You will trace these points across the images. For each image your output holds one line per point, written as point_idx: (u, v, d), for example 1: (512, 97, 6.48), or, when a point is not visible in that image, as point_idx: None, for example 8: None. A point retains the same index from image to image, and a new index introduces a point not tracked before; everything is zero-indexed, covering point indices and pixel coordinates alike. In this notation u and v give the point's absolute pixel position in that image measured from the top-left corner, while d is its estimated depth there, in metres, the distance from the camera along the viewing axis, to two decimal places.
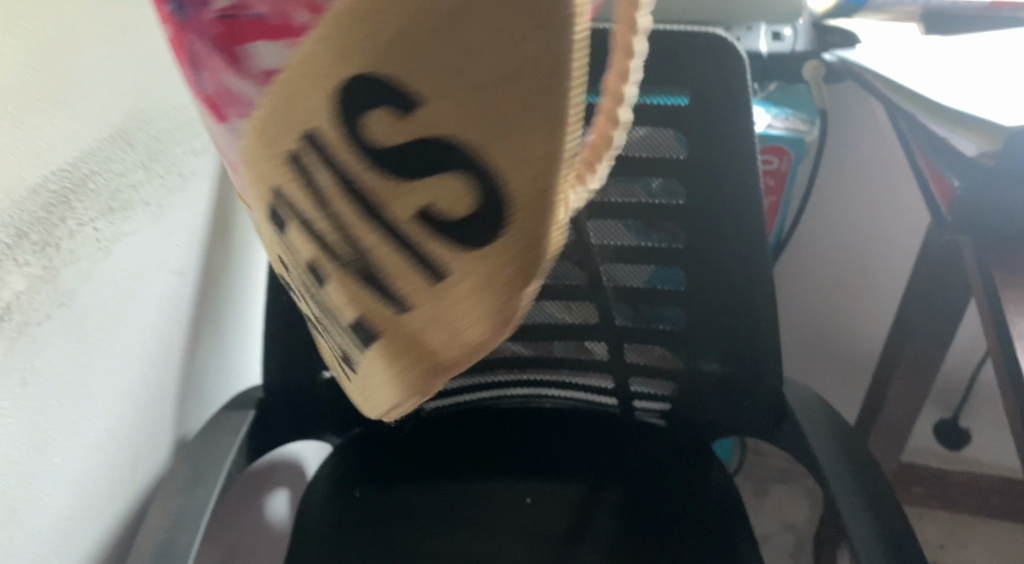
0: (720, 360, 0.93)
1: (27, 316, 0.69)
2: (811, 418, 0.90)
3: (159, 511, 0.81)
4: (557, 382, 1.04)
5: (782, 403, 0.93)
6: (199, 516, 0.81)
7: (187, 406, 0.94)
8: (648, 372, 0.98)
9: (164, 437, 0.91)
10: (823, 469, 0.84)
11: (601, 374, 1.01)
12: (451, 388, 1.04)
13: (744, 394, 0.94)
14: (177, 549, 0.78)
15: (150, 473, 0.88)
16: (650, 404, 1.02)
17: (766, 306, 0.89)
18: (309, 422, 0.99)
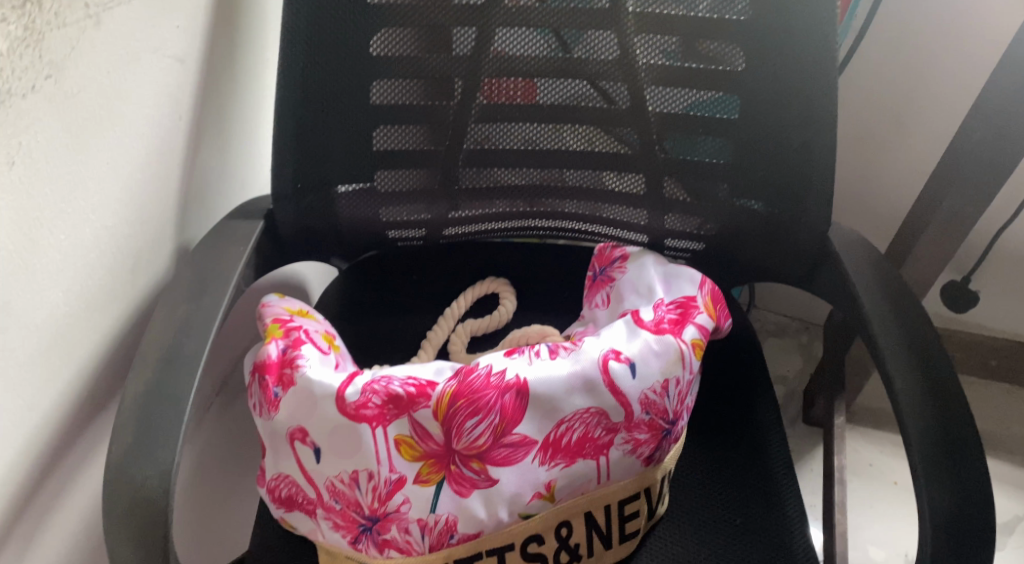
0: (765, 194, 0.86)
1: (10, 85, 0.65)
2: (855, 257, 0.84)
3: (163, 321, 0.76)
4: (586, 217, 0.94)
5: (824, 240, 0.86)
6: (206, 327, 0.75)
7: (191, 213, 0.87)
8: (688, 209, 0.89)
9: (166, 244, 0.84)
10: (865, 311, 0.79)
11: (635, 207, 0.91)
12: (472, 218, 0.95)
13: (787, 236, 0.87)
14: (184, 360, 0.73)
15: (151, 281, 0.82)
16: (684, 244, 0.93)
17: (822, 137, 0.81)
18: (318, 242, 0.92)
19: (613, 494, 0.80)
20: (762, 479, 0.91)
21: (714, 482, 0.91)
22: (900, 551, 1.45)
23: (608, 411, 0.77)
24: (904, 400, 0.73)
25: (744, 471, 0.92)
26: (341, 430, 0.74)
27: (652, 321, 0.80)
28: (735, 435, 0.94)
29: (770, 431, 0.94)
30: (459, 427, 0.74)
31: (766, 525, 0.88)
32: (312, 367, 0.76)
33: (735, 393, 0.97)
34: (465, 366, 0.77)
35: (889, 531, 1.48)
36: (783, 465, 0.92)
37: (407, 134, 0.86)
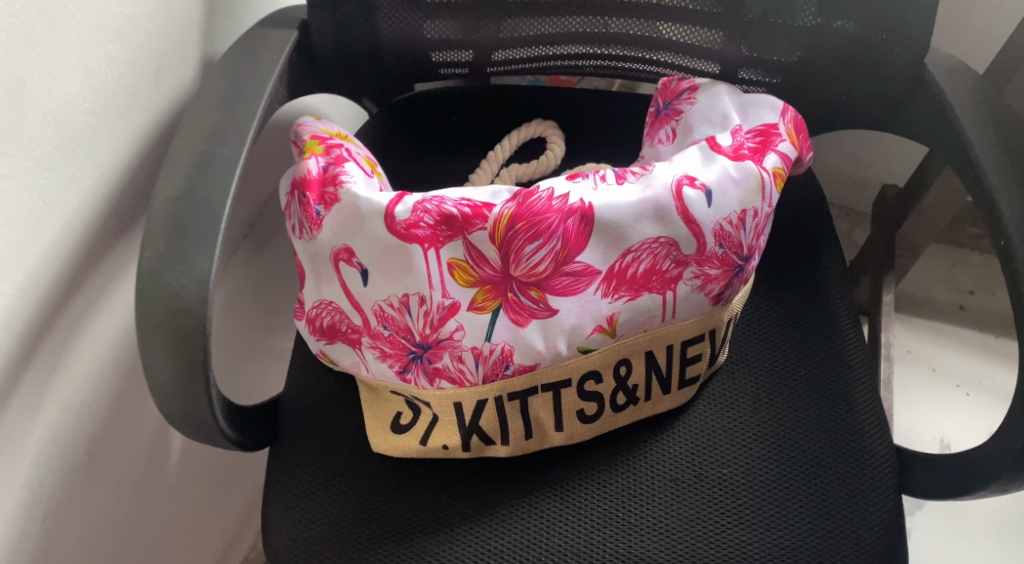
0: (854, 13, 0.78)
1: None
2: (953, 86, 0.78)
3: (193, 124, 0.69)
4: (653, 41, 0.84)
5: (920, 69, 0.80)
6: (243, 132, 0.68)
7: (218, 22, 0.78)
8: (769, 30, 0.80)
9: (191, 52, 0.76)
10: (971, 144, 0.75)
11: (709, 29, 0.81)
12: (524, 39, 0.83)
13: (877, 63, 0.81)
14: (218, 165, 0.67)
15: (175, 92, 0.75)
16: (757, 77, 0.84)
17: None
18: (357, 64, 0.83)
19: (678, 335, 0.74)
20: (825, 331, 0.85)
21: (777, 330, 0.85)
22: (937, 437, 1.41)
23: (679, 243, 0.70)
24: (1015, 234, 0.71)
25: (807, 321, 0.86)
26: (391, 250, 0.68)
27: (730, 148, 0.73)
28: (799, 282, 0.88)
29: (836, 280, 0.88)
30: (518, 253, 0.68)
31: (830, 378, 0.83)
32: (357, 185, 0.69)
33: (800, 242, 0.90)
34: (524, 187, 0.69)
35: (925, 415, 1.44)
36: (847, 315, 0.86)
37: None
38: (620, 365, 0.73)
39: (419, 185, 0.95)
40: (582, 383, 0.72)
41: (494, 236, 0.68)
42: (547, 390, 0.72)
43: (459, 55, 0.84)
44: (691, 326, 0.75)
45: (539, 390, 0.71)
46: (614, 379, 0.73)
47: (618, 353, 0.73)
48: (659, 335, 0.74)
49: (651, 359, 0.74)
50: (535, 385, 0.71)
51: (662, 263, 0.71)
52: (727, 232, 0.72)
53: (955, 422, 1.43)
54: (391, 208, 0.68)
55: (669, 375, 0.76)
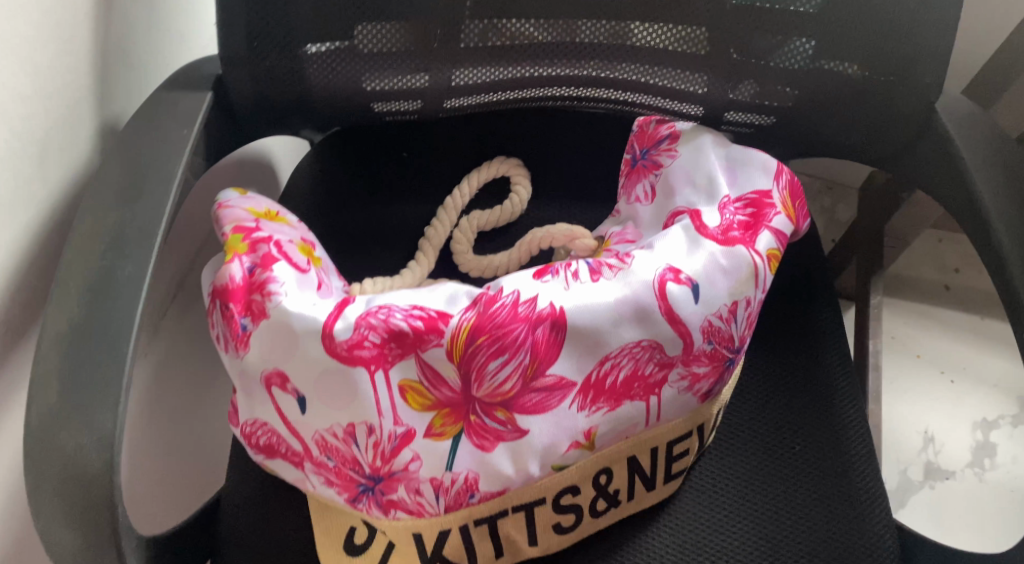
0: (858, 52, 0.68)
1: None
2: (968, 136, 0.68)
3: (86, 228, 0.57)
4: (628, 83, 0.73)
5: (930, 112, 0.70)
6: (148, 238, 0.57)
7: (114, 82, 0.66)
8: (761, 72, 0.70)
9: (81, 124, 0.64)
10: (989, 212, 0.66)
11: (692, 72, 0.71)
12: (478, 87, 0.72)
13: (883, 108, 0.71)
14: (118, 287, 0.56)
15: (64, 174, 0.63)
16: (747, 118, 0.74)
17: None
18: (287, 118, 0.71)
19: (663, 436, 0.66)
20: (817, 391, 0.77)
21: (763, 394, 0.77)
22: (923, 430, 1.21)
23: (664, 345, 0.61)
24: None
25: (797, 382, 0.78)
26: (331, 375, 0.58)
27: (718, 229, 0.64)
28: (786, 336, 0.80)
29: (828, 335, 0.80)
30: (480, 371, 0.58)
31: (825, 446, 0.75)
32: (290, 295, 0.59)
33: (791, 294, 0.82)
34: (484, 290, 0.60)
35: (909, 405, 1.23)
36: (840, 372, 0.78)
37: None
38: (600, 476, 0.65)
39: (368, 234, 0.84)
40: (559, 500, 0.64)
41: (451, 353, 0.58)
42: (520, 513, 0.63)
43: (407, 103, 0.72)
44: (678, 424, 0.66)
45: (510, 514, 0.62)
46: (593, 491, 0.65)
47: (598, 463, 0.64)
48: (642, 438, 0.65)
49: (634, 465, 0.66)
50: (506, 510, 0.62)
51: (645, 367, 0.62)
52: (718, 327, 0.63)
53: (943, 411, 1.22)
54: (328, 325, 0.58)
55: (653, 478, 0.67)
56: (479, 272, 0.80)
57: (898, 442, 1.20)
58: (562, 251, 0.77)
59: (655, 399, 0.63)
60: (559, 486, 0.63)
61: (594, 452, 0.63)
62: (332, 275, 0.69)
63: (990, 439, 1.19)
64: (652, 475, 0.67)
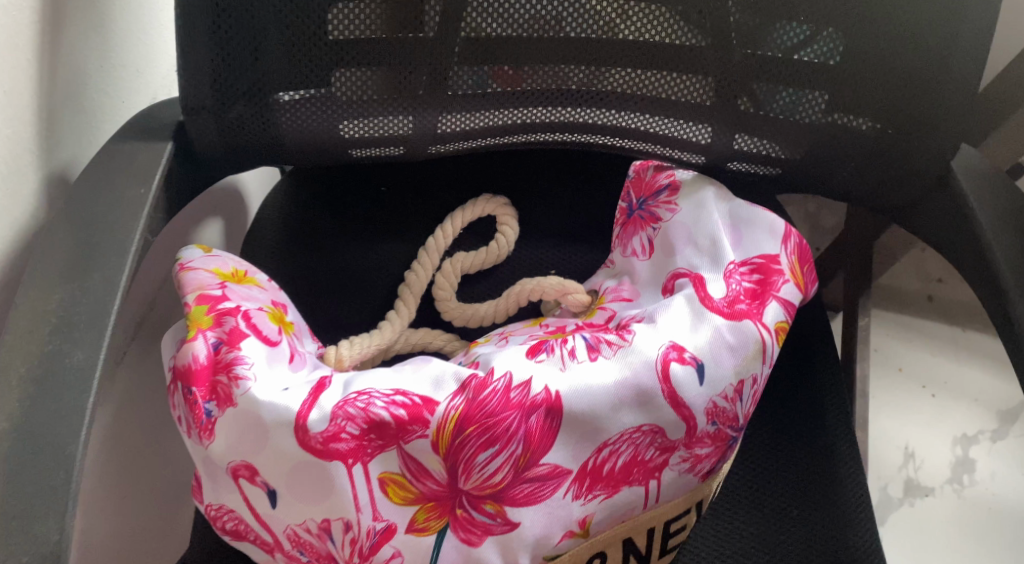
0: (875, 108, 0.64)
1: None
2: (986, 198, 0.65)
3: (30, 307, 0.52)
4: (626, 131, 0.68)
5: (946, 171, 0.66)
6: (102, 317, 0.52)
7: (61, 129, 0.59)
8: (768, 123, 0.66)
9: (23, 177, 0.57)
10: (1005, 278, 0.62)
11: (695, 121, 0.66)
12: (466, 133, 0.66)
13: (895, 164, 0.67)
14: (67, 377, 0.50)
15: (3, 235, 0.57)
16: (751, 169, 0.69)
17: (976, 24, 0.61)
18: (253, 165, 0.65)
19: (656, 515, 0.60)
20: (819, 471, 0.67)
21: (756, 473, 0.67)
22: (904, 446, 1.12)
23: (666, 429, 0.57)
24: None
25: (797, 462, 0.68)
26: (305, 469, 0.53)
27: (723, 300, 0.60)
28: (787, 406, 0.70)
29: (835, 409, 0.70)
30: (468, 463, 0.54)
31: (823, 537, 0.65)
32: (259, 379, 0.54)
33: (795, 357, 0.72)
34: (474, 373, 0.55)
35: (890, 418, 1.14)
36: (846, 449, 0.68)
37: (369, 12, 0.58)
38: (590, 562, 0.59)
39: (341, 278, 0.78)
40: None
41: (437, 442, 0.53)
42: None
43: (389, 151, 0.66)
44: (671, 502, 0.61)
45: None
46: None
47: (588, 549, 0.58)
48: (634, 519, 0.59)
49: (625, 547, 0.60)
50: None
51: (645, 449, 0.57)
52: (724, 405, 0.58)
53: (924, 426, 1.14)
54: (302, 415, 0.52)
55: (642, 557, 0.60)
56: (462, 322, 0.75)
57: (878, 457, 1.11)
58: (553, 304, 0.72)
59: (655, 481, 0.59)
60: None
61: (584, 538, 0.57)
62: (305, 338, 0.64)
63: (970, 455, 1.12)
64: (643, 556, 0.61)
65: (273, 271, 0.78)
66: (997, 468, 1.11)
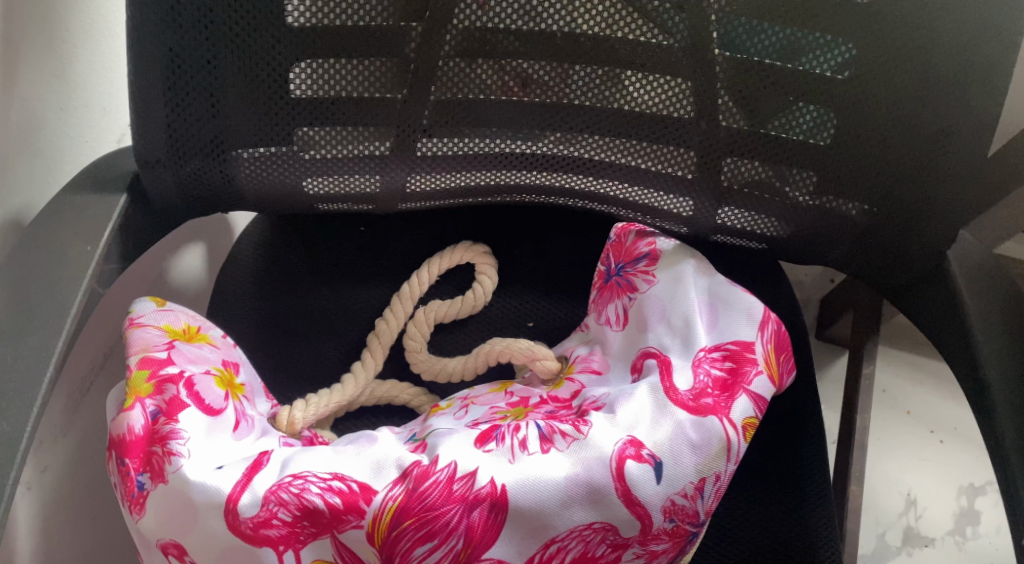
0: (866, 192, 0.60)
1: None
2: (980, 294, 0.61)
3: None
4: (605, 197, 0.65)
5: (940, 260, 0.63)
6: (32, 387, 0.50)
7: (14, 171, 0.57)
8: (753, 199, 0.62)
9: None
10: (991, 384, 0.58)
11: (677, 194, 0.63)
12: (437, 194, 0.63)
13: (886, 250, 0.63)
14: None
15: None
16: (737, 242, 0.66)
17: (981, 116, 0.57)
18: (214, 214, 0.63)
19: None
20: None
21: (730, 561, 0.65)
22: (906, 491, 1.03)
23: (619, 527, 0.54)
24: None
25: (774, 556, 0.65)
26: (233, 556, 0.50)
27: (689, 392, 0.57)
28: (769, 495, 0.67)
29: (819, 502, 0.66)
30: (405, 556, 0.51)
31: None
32: (193, 455, 0.52)
33: (777, 439, 0.68)
34: (417, 461, 0.52)
35: (895, 460, 1.05)
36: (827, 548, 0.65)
37: (337, 73, 0.56)
38: None
39: (311, 323, 0.76)
40: None
41: (372, 533, 0.51)
42: None
43: (356, 207, 0.64)
44: None
45: None
46: None
47: None
48: None
49: None
50: None
51: (596, 548, 0.54)
52: (683, 503, 0.55)
53: (930, 468, 1.04)
54: (234, 498, 0.50)
55: None
56: (430, 376, 0.73)
57: (878, 502, 1.02)
58: (522, 367, 0.70)
59: None
60: None
61: None
62: (258, 399, 0.62)
63: (976, 507, 1.02)
64: None
65: (244, 309, 0.76)
66: (1003, 519, 1.02)
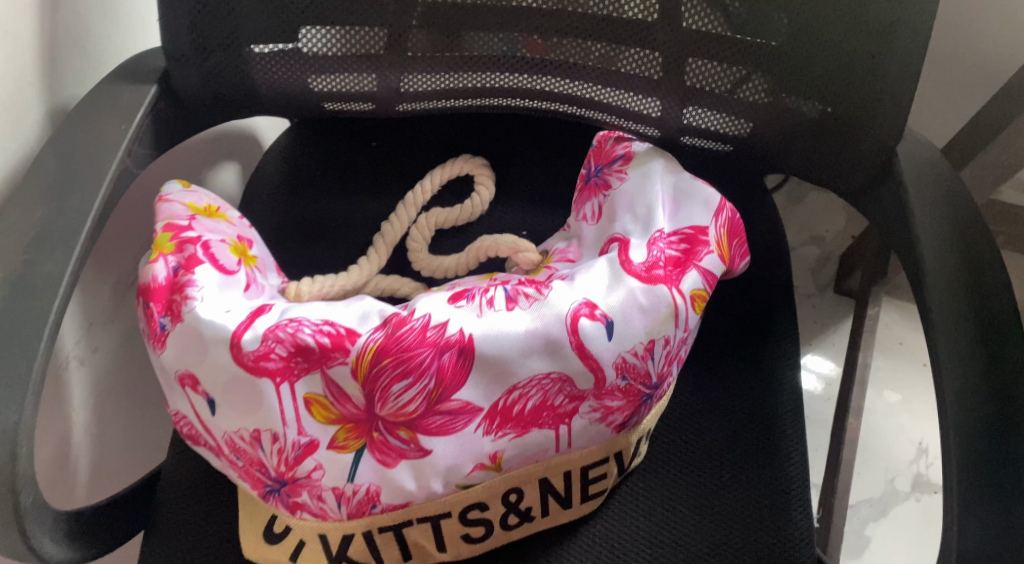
0: (818, 92, 0.66)
1: None
2: (924, 186, 0.66)
3: (15, 222, 0.59)
4: (582, 100, 0.72)
5: (891, 159, 0.67)
6: (73, 236, 0.59)
7: (67, 67, 0.67)
8: (715, 100, 0.69)
9: (35, 109, 0.65)
10: (926, 267, 0.63)
11: (645, 94, 0.70)
12: (430, 94, 0.72)
13: (840, 149, 0.68)
14: (38, 283, 0.58)
15: (19, 158, 0.65)
16: (703, 143, 0.72)
17: (921, 17, 0.62)
18: (235, 112, 0.71)
19: (579, 456, 0.67)
20: (766, 440, 0.76)
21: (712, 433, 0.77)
22: (917, 442, 1.19)
23: (573, 378, 0.62)
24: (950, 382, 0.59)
25: (743, 400, 0.78)
26: (237, 384, 0.59)
27: (642, 265, 0.63)
28: (745, 374, 0.79)
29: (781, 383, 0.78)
30: (383, 391, 0.59)
31: (764, 496, 0.75)
32: (206, 300, 0.61)
33: None
34: (396, 312, 0.61)
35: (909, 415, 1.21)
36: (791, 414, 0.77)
37: None
38: (508, 493, 0.66)
39: (329, 226, 0.85)
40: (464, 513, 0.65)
41: (351, 369, 0.59)
42: (419, 520, 0.65)
43: (358, 106, 0.72)
44: (591, 448, 0.67)
45: (408, 520, 0.64)
46: (501, 507, 0.66)
47: (505, 481, 0.65)
48: (556, 458, 0.66)
49: (545, 482, 0.67)
50: (408, 517, 0.64)
51: (553, 396, 0.62)
52: (635, 361, 0.62)
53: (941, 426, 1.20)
54: (239, 334, 0.59)
55: (564, 494, 0.67)
56: (429, 273, 0.81)
57: (890, 450, 1.19)
58: (509, 264, 0.77)
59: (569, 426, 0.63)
60: (464, 498, 0.65)
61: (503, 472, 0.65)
62: (269, 272, 0.70)
63: None
64: (563, 493, 0.68)
65: (269, 211, 0.85)
66: None
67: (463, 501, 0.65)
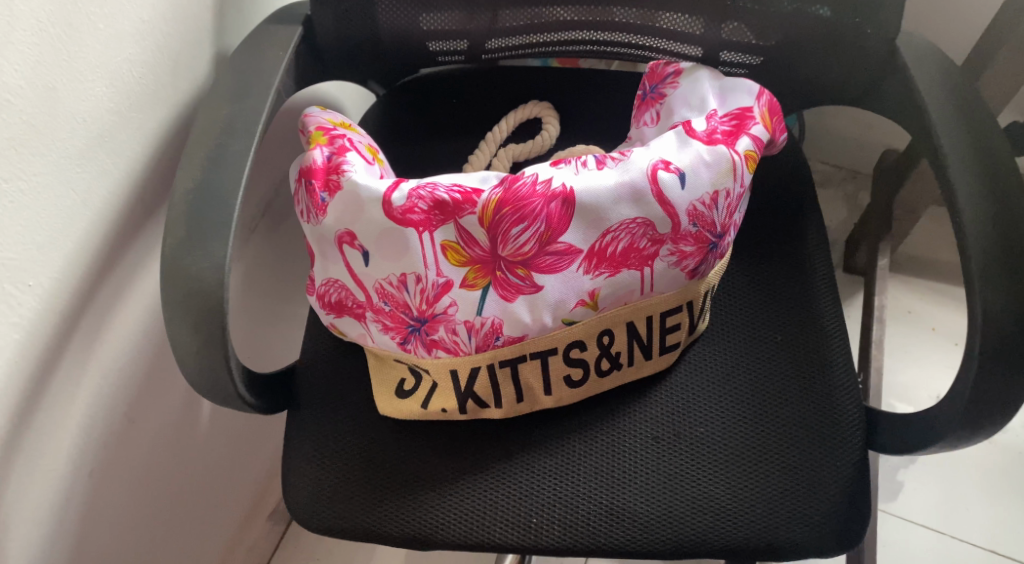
0: None
1: None
2: (923, 66, 0.81)
3: (206, 118, 0.75)
4: (638, 27, 0.90)
5: (893, 51, 0.83)
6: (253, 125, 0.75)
7: (227, 19, 0.84)
8: (746, 13, 0.86)
9: (206, 47, 0.83)
10: (932, 123, 0.78)
11: (690, 15, 0.87)
12: (515, 30, 0.90)
13: (851, 45, 0.85)
14: (230, 158, 0.73)
15: (193, 85, 0.82)
16: (741, 58, 0.89)
17: None
18: (357, 54, 0.88)
19: (658, 300, 0.79)
20: (808, 308, 0.89)
21: (762, 307, 0.90)
22: (932, 394, 1.31)
23: (655, 223, 0.76)
24: (963, 195, 0.74)
25: (784, 276, 0.91)
26: (389, 232, 0.75)
27: (704, 132, 0.79)
28: (784, 253, 0.93)
29: (817, 260, 0.92)
30: (505, 235, 0.75)
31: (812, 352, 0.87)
32: (358, 173, 0.76)
33: None
34: (510, 174, 0.76)
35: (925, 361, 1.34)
36: (827, 287, 0.90)
37: None
38: (603, 334, 0.79)
39: (421, 166, 1.00)
40: (567, 350, 0.78)
41: (477, 217, 0.75)
42: (531, 357, 0.78)
43: (456, 44, 0.91)
44: (668, 292, 0.79)
45: (522, 357, 0.78)
46: (598, 346, 0.79)
47: (599, 322, 0.78)
48: (640, 301, 0.79)
49: (631, 325, 0.80)
50: (523, 354, 0.78)
51: (638, 239, 0.77)
52: (701, 207, 0.77)
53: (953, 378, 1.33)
54: (389, 194, 0.75)
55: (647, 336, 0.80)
56: None
57: (910, 404, 1.31)
58: None
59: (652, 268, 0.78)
60: (567, 335, 0.78)
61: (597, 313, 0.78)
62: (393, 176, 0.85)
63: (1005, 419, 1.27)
64: (647, 336, 0.80)
65: None
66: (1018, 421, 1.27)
67: (566, 339, 0.78)
